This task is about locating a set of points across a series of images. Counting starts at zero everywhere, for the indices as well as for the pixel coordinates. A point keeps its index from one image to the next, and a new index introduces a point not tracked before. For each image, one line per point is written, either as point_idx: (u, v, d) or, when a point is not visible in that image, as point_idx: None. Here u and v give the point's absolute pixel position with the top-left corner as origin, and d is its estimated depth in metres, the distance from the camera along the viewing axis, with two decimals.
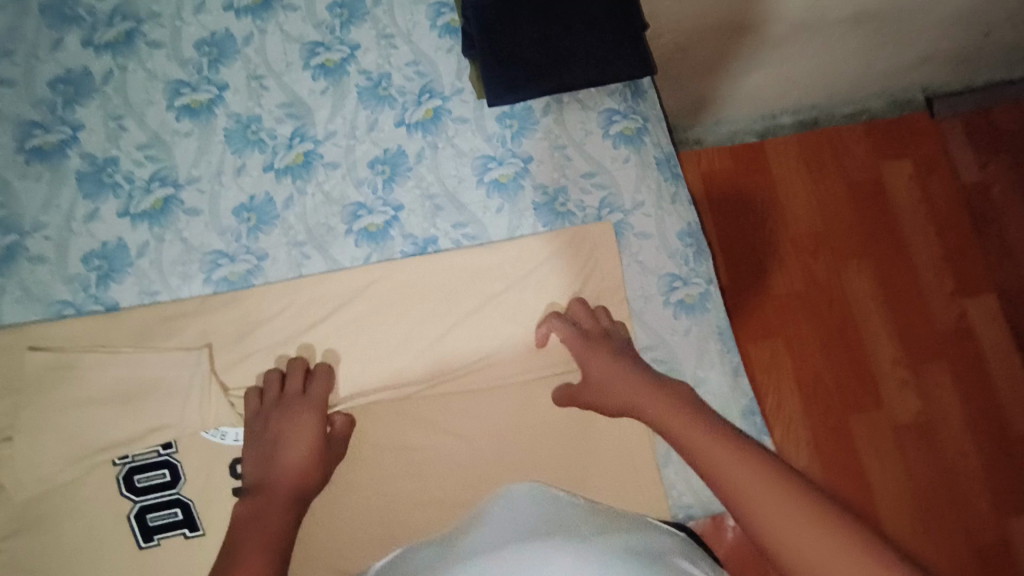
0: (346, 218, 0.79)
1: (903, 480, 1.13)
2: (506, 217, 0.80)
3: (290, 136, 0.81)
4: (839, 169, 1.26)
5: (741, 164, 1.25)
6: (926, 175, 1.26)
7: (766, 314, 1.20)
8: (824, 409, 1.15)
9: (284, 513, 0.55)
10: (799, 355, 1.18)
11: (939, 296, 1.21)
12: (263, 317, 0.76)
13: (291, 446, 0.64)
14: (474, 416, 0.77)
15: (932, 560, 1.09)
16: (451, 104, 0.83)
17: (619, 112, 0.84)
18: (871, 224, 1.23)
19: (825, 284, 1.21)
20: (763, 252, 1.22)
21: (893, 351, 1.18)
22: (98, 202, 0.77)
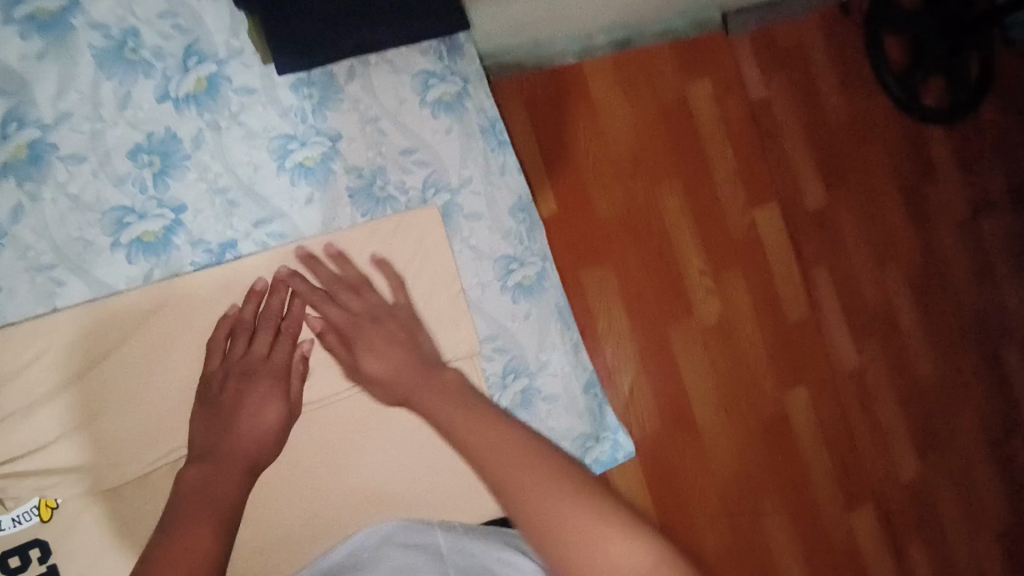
0: (109, 227, 0.62)
1: (712, 385, 1.24)
2: (319, 209, 0.69)
3: (1, 121, 0.60)
4: (649, 89, 1.23)
5: (557, 90, 1.18)
6: (725, 93, 1.28)
7: (591, 239, 1.19)
8: (644, 325, 1.21)
9: (234, 488, 0.51)
10: (622, 284, 1.20)
11: (734, 207, 1.27)
12: (9, 371, 0.59)
13: (249, 416, 0.57)
14: (335, 428, 0.69)
15: (731, 438, 1.24)
16: (229, 70, 0.66)
17: (436, 75, 0.74)
18: (679, 147, 1.25)
19: (639, 205, 1.22)
20: (581, 177, 1.20)
21: (699, 262, 1.25)
22: None
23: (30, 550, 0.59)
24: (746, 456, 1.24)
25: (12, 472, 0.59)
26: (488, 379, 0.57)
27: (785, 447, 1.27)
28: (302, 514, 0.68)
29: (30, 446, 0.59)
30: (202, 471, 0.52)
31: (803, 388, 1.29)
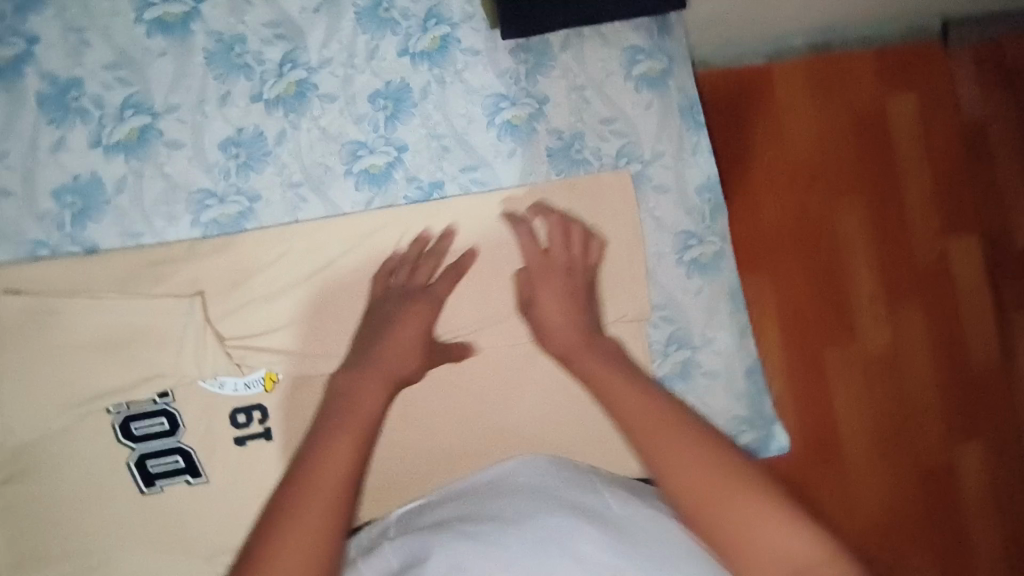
0: (345, 157, 0.73)
1: (875, 450, 1.03)
2: (520, 164, 0.75)
3: (280, 61, 0.72)
4: (841, 84, 1.04)
5: (733, 88, 1.03)
6: (933, 105, 1.06)
7: (748, 243, 1.03)
8: (795, 349, 1.03)
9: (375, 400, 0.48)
10: (776, 320, 1.03)
11: (925, 233, 1.05)
12: (258, 264, 0.72)
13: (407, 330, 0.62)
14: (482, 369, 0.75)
15: (884, 480, 1.03)
16: (461, 33, 0.74)
17: (644, 52, 0.77)
18: (868, 166, 1.04)
19: (808, 214, 1.04)
20: (746, 172, 1.04)
21: (871, 289, 1.04)
22: (66, 129, 0.69)
23: (253, 411, 0.72)
24: (898, 509, 1.03)
25: (256, 345, 0.71)
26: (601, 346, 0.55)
27: (946, 506, 1.04)
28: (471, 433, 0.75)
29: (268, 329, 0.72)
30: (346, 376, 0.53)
31: (980, 452, 1.04)
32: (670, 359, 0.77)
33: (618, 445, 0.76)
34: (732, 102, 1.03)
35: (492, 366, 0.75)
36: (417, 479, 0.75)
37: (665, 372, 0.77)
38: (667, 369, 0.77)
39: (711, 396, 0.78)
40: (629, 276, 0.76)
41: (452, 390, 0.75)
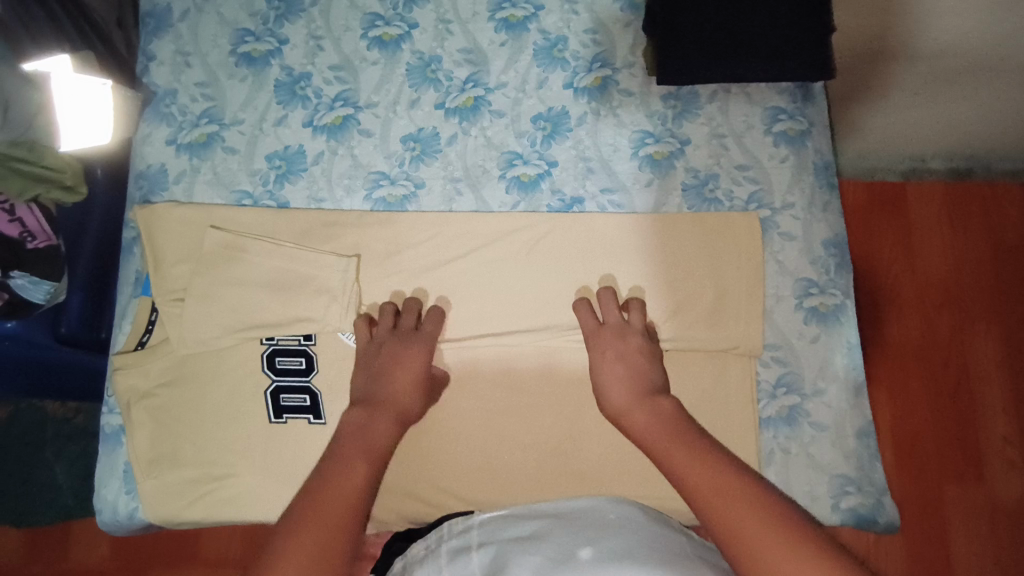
0: (502, 164, 0.83)
1: (988, 560, 1.05)
2: (655, 193, 0.82)
3: (464, 80, 0.86)
4: (987, 228, 1.17)
5: (879, 218, 1.19)
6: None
7: (873, 356, 1.14)
8: (917, 469, 1.09)
9: (387, 435, 0.65)
10: (901, 410, 1.11)
11: None
12: (411, 241, 0.81)
13: (399, 375, 0.71)
14: (558, 378, 0.78)
15: None
16: (620, 76, 0.85)
17: (785, 112, 0.84)
18: (1008, 291, 1.15)
19: (943, 340, 1.14)
20: (880, 295, 1.16)
21: (1007, 427, 1.10)
22: (288, 109, 0.85)
23: None
24: None
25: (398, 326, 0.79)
26: (656, 405, 0.66)
27: None
28: (551, 432, 0.77)
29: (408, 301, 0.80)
30: (362, 416, 0.65)
31: None
32: (776, 401, 0.76)
33: None
34: (872, 231, 1.19)
35: (562, 372, 0.78)
36: (508, 472, 0.77)
37: (770, 414, 0.76)
38: (773, 411, 0.76)
39: (817, 449, 0.75)
40: (748, 312, 0.77)
41: (526, 398, 0.78)
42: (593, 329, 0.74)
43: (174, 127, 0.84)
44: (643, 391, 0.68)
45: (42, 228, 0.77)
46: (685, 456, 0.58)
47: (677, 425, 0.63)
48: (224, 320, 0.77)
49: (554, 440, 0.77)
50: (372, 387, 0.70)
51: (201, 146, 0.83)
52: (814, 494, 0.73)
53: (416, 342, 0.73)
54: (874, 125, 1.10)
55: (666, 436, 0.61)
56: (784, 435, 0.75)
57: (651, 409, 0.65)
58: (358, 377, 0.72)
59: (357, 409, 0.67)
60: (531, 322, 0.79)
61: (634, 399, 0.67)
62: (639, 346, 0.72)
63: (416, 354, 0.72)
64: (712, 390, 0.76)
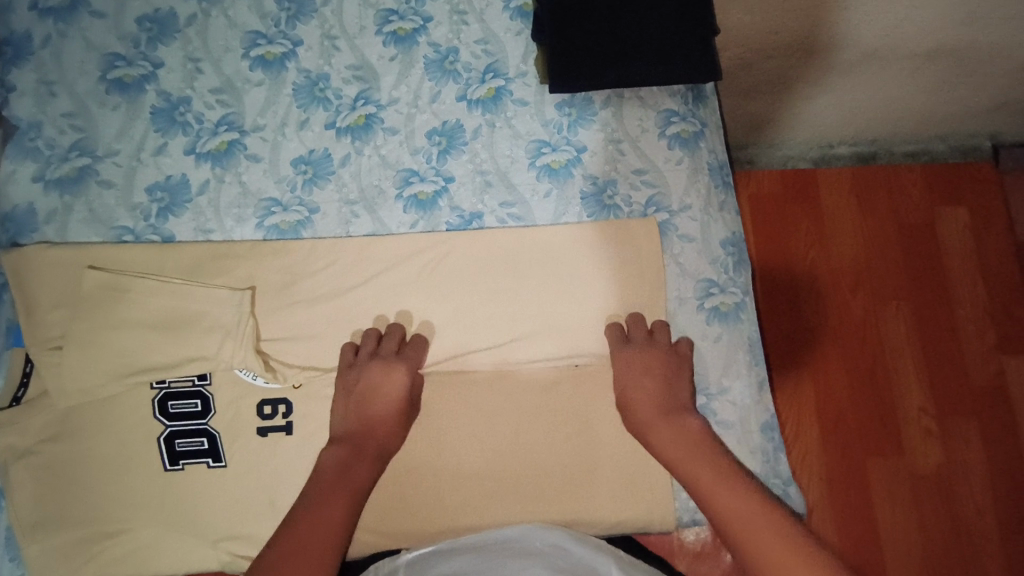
0: (398, 183, 0.81)
1: (912, 529, 1.09)
2: (554, 203, 0.82)
3: (355, 98, 0.83)
4: (892, 209, 1.22)
5: (793, 205, 1.23)
6: (982, 225, 1.22)
7: (794, 339, 1.17)
8: (841, 447, 1.12)
9: (365, 474, 0.67)
10: (823, 393, 1.15)
11: (977, 351, 1.17)
12: (308, 270, 0.78)
13: (379, 403, 0.71)
14: (470, 400, 0.77)
15: None
16: (513, 86, 0.85)
17: (678, 114, 0.85)
18: (913, 269, 1.20)
19: (857, 320, 1.18)
20: (797, 280, 1.20)
21: (922, 399, 1.14)
22: (168, 137, 0.80)
23: (278, 404, 0.75)
24: None
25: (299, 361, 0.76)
26: (685, 426, 0.70)
27: None
28: (461, 453, 0.76)
29: (304, 334, 0.77)
30: (342, 452, 0.68)
31: None
32: None
33: (627, 485, 0.75)
34: (786, 218, 1.22)
35: (478, 392, 0.77)
36: (420, 500, 0.75)
37: None
38: None
39: (725, 448, 0.75)
40: (651, 316, 0.78)
41: (437, 424, 0.76)
42: (620, 347, 0.75)
43: (41, 162, 0.78)
44: (668, 410, 0.71)
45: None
46: (706, 471, 0.65)
47: (703, 445, 0.68)
48: (109, 366, 0.73)
49: (468, 461, 0.76)
50: (353, 424, 0.70)
51: (73, 181, 0.78)
52: None
53: (394, 362, 0.73)
54: (783, 114, 1.12)
55: (688, 453, 0.67)
56: None
57: (676, 429, 0.70)
58: (339, 411, 0.72)
59: (337, 446, 0.69)
60: (438, 345, 0.78)
61: (660, 416, 0.71)
62: (665, 363, 0.74)
63: (396, 383, 0.72)
64: None
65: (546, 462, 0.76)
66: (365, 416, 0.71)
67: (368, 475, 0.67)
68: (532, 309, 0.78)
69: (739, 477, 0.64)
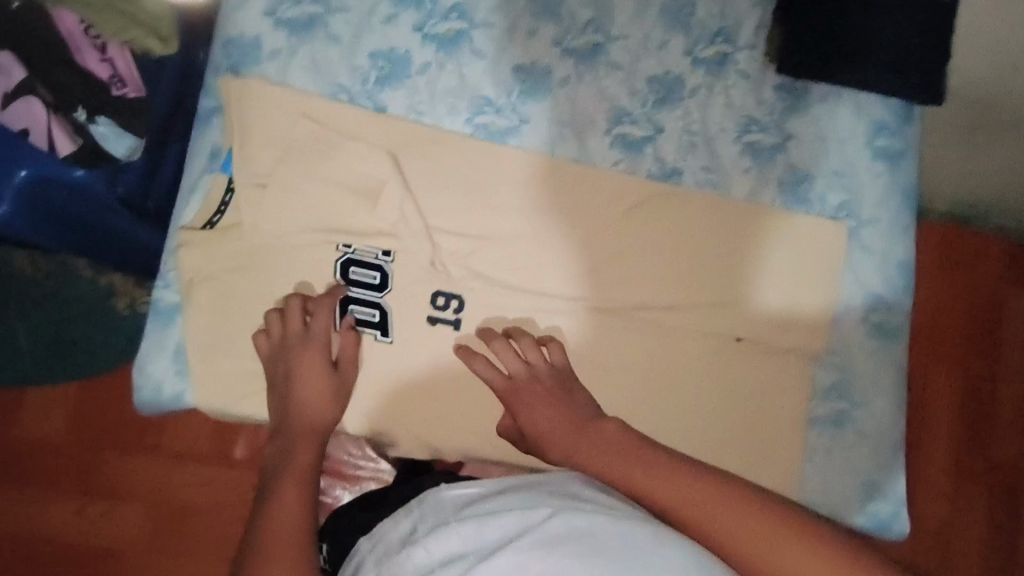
0: (610, 119, 0.81)
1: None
2: (751, 181, 0.82)
3: (586, 22, 0.82)
4: (976, 277, 1.12)
5: None
6: (1013, 286, 1.12)
7: None
8: None
9: (310, 453, 0.68)
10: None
11: (1015, 437, 1.11)
12: (508, 179, 0.77)
13: (304, 387, 0.70)
14: (627, 347, 0.78)
15: None
16: (740, 56, 0.84)
17: (888, 128, 0.85)
18: (975, 346, 1.12)
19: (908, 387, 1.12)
20: None
21: (943, 473, 1.10)
22: (400, 8, 0.78)
23: (452, 299, 0.76)
24: None
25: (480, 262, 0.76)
26: (600, 431, 0.67)
27: None
28: (604, 394, 0.78)
29: (491, 241, 0.77)
30: (274, 445, 0.69)
31: None
32: (828, 404, 0.79)
33: (756, 465, 0.78)
34: None
35: (632, 343, 0.79)
36: None
37: (820, 414, 0.79)
38: (821, 412, 0.79)
39: (855, 453, 0.79)
40: (819, 315, 0.80)
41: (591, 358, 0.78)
42: (509, 374, 0.73)
43: None
44: (581, 424, 0.69)
45: (132, 75, 0.70)
46: (642, 472, 0.62)
47: (620, 438, 0.66)
48: (307, 218, 0.74)
49: (611, 401, 0.78)
50: (282, 415, 0.70)
51: (303, 26, 0.76)
52: (844, 494, 0.78)
53: (314, 347, 0.71)
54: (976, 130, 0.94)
55: (603, 449, 0.65)
56: (830, 435, 0.79)
57: (594, 435, 0.67)
58: (273, 400, 0.72)
59: (273, 441, 0.69)
60: (610, 288, 0.78)
61: (567, 435, 0.68)
62: (547, 381, 0.72)
63: (320, 370, 0.71)
64: (769, 379, 0.79)
65: (684, 423, 0.78)
66: (294, 413, 0.70)
67: (312, 465, 0.67)
68: (707, 279, 0.79)
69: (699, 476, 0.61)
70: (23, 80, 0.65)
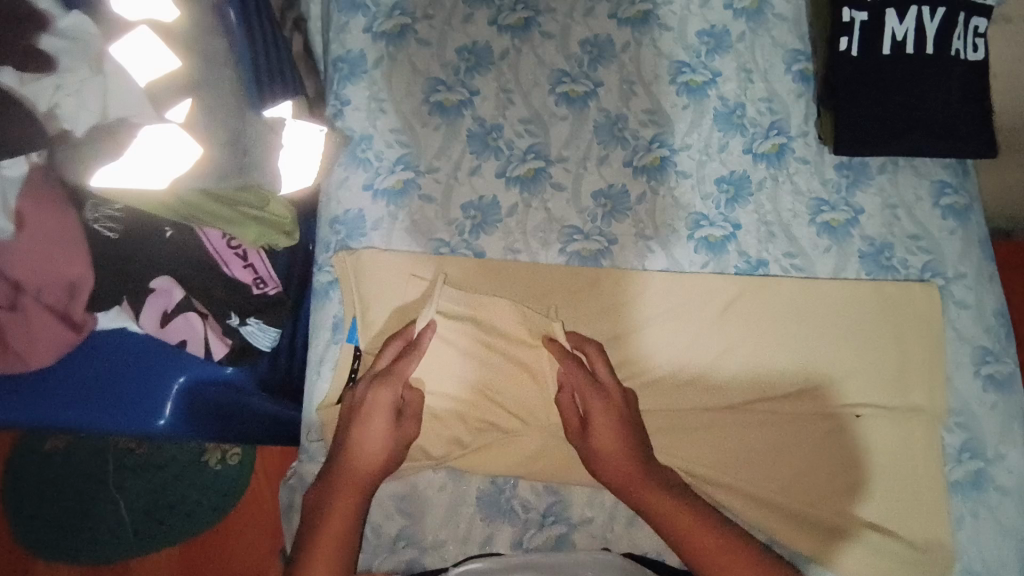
0: (690, 225, 0.86)
1: None
2: (834, 258, 0.86)
3: (651, 140, 0.88)
4: None
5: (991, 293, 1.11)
6: None
7: None
8: None
9: (379, 447, 0.70)
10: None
11: None
12: (609, 298, 0.82)
13: (373, 433, 0.70)
14: (753, 439, 0.80)
15: None
16: (795, 144, 0.90)
17: (950, 186, 0.89)
18: None
19: None
20: None
21: None
22: (481, 159, 0.86)
23: None
24: None
25: None
26: (659, 470, 0.71)
27: None
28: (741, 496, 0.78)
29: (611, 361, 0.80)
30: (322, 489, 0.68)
31: None
32: (962, 465, 0.79)
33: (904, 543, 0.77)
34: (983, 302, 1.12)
35: (755, 437, 0.79)
36: None
37: (957, 477, 0.79)
38: (959, 476, 0.79)
39: (1005, 514, 0.78)
40: (931, 376, 0.81)
41: (720, 454, 0.79)
42: (578, 419, 0.73)
43: (371, 173, 0.84)
44: (638, 452, 0.71)
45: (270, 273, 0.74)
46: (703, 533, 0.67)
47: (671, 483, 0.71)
48: (431, 370, 0.78)
49: (744, 494, 0.78)
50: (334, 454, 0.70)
51: (398, 193, 0.84)
52: (1004, 557, 0.77)
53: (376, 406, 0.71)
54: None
55: (701, 524, 0.68)
56: (972, 498, 0.79)
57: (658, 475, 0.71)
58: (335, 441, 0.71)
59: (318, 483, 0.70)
60: (726, 388, 0.81)
61: (642, 470, 0.70)
62: (614, 405, 0.72)
63: (387, 421, 0.71)
64: (900, 448, 0.79)
65: (823, 507, 0.78)
66: (356, 425, 0.71)
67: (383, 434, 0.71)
68: (812, 360, 0.82)
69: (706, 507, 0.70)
70: (183, 301, 0.70)
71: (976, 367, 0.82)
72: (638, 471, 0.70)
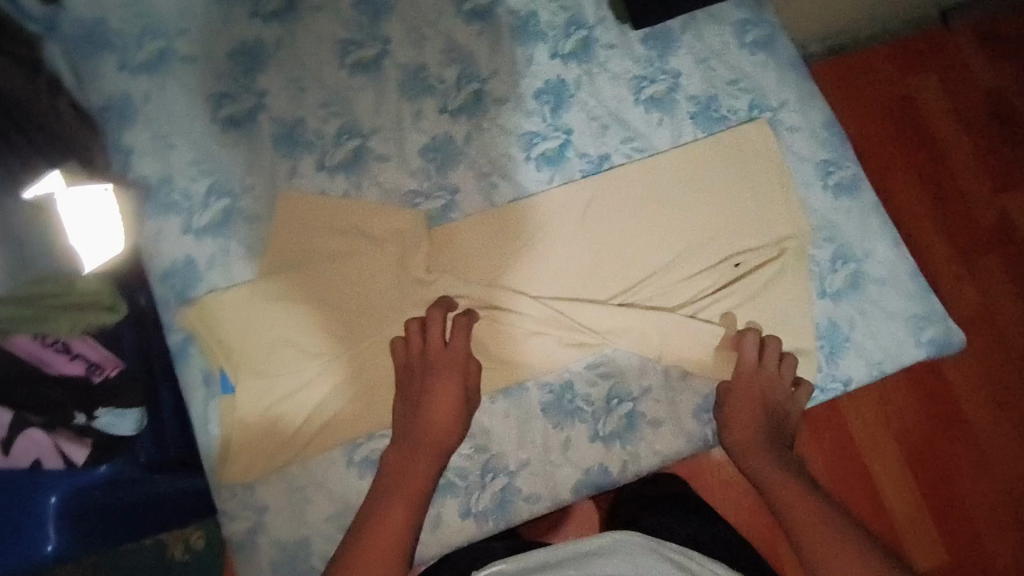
0: (524, 146, 0.84)
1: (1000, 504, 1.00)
2: (669, 129, 0.86)
3: (458, 78, 0.85)
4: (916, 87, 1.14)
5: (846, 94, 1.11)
6: (953, 81, 1.15)
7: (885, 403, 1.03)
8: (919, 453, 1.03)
9: (448, 405, 0.71)
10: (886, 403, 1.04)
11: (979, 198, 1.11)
12: (469, 247, 0.80)
13: (441, 398, 0.71)
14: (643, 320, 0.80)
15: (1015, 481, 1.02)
16: (597, 33, 0.88)
17: (750, 22, 0.90)
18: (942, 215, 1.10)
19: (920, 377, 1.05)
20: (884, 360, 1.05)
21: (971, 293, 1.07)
22: (296, 159, 0.81)
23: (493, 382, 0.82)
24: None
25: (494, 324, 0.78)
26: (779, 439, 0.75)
27: None
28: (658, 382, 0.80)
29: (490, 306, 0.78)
30: (399, 452, 0.69)
31: None
32: (839, 274, 0.83)
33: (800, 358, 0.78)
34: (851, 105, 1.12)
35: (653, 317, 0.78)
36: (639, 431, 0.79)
37: (837, 287, 0.82)
38: (839, 284, 0.83)
39: (887, 301, 0.82)
40: (786, 205, 0.84)
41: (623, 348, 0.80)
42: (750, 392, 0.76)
43: (185, 214, 0.78)
44: (769, 408, 0.76)
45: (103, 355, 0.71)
46: (776, 472, 0.71)
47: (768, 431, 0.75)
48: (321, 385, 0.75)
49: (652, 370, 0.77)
50: (411, 411, 0.71)
51: (220, 224, 0.78)
52: (898, 339, 0.82)
53: (445, 363, 0.72)
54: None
55: (798, 493, 0.68)
56: (856, 300, 0.82)
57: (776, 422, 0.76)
58: (399, 409, 0.73)
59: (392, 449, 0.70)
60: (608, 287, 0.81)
61: (767, 416, 0.75)
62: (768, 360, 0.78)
63: (454, 398, 0.71)
64: (777, 278, 0.82)
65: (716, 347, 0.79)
66: (426, 420, 0.70)
67: (451, 397, 0.71)
68: (674, 229, 0.83)
69: (815, 490, 0.69)
70: (13, 420, 0.63)
71: (823, 182, 0.85)
72: (755, 443, 0.74)
